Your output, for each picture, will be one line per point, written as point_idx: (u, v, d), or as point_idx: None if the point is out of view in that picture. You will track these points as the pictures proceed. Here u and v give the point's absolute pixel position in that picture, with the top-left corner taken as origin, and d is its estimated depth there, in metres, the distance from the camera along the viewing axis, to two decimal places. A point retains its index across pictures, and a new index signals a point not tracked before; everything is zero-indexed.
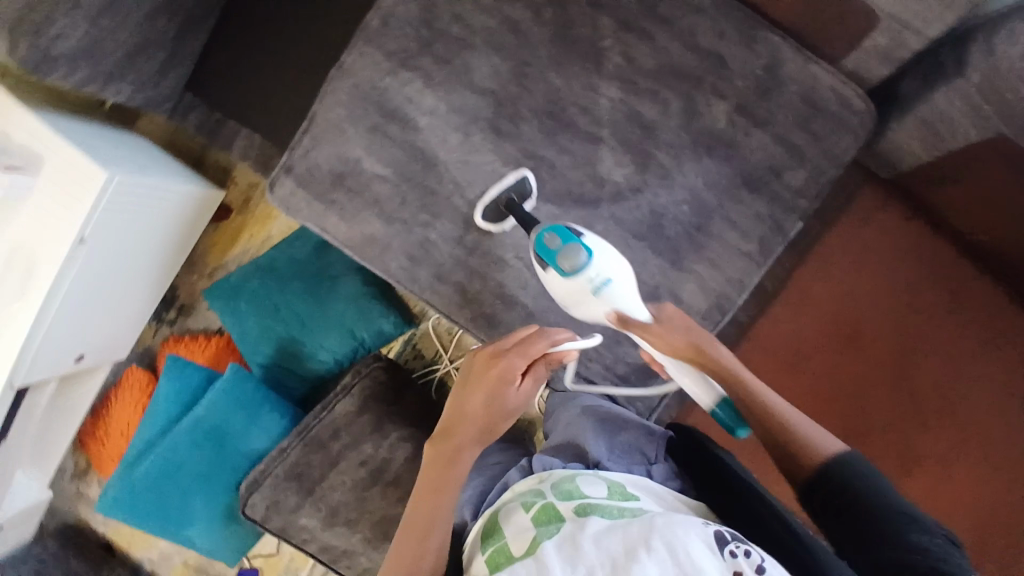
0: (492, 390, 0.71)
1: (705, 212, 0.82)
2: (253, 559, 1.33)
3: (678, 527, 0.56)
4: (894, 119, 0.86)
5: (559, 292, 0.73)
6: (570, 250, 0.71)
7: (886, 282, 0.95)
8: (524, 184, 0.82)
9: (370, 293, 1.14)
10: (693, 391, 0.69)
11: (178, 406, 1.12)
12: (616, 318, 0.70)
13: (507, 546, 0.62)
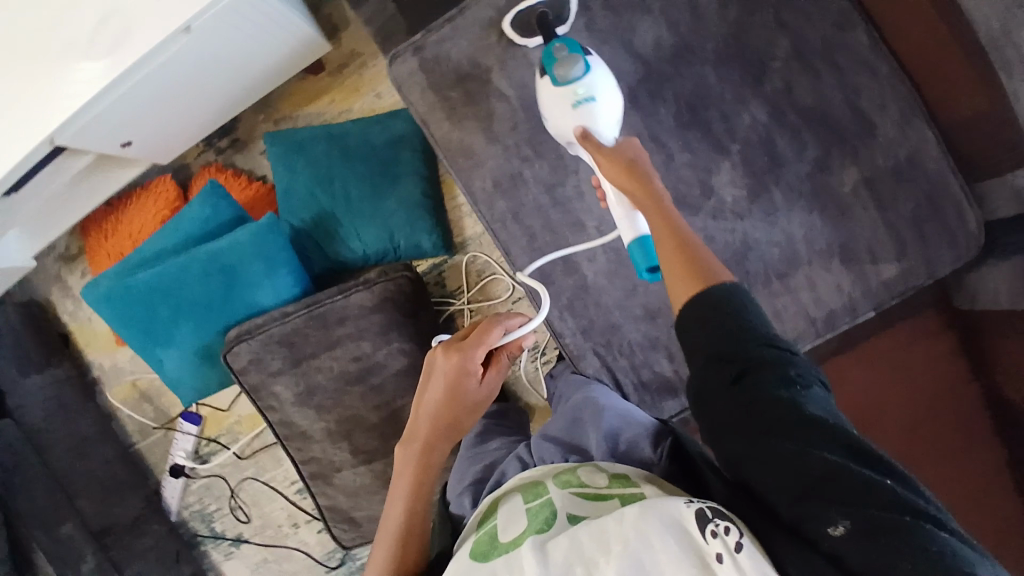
0: (452, 385, 0.74)
1: (791, 264, 0.81)
2: (200, 407, 1.32)
3: (649, 513, 0.53)
4: (992, 259, 0.86)
5: (543, 99, 0.73)
6: (570, 58, 0.70)
7: (901, 344, 0.93)
8: (563, 4, 0.78)
9: (425, 205, 1.12)
10: (619, 225, 0.71)
11: (198, 231, 1.04)
12: (580, 133, 0.70)
13: (496, 532, 0.61)
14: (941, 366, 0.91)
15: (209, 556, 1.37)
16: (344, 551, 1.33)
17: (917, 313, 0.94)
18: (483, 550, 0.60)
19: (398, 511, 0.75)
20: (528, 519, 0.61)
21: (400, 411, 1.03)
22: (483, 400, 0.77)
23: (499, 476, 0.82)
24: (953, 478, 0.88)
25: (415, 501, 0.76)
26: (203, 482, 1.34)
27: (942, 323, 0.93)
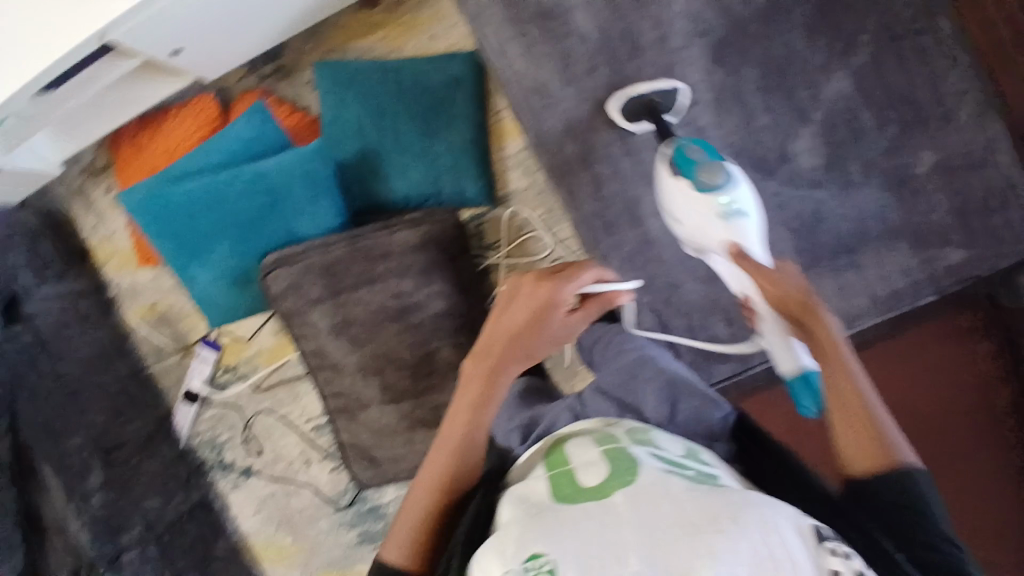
0: (538, 313, 0.73)
1: (860, 238, 0.80)
2: (219, 335, 1.30)
3: (773, 514, 0.50)
4: None
5: (678, 206, 0.71)
6: (711, 165, 0.69)
7: (936, 340, 0.92)
8: (673, 95, 0.75)
9: (474, 151, 1.07)
10: (775, 352, 0.70)
11: (242, 150, 1.00)
12: (733, 248, 0.68)
13: (575, 475, 0.59)
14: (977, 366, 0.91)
15: (216, 485, 1.35)
16: (354, 493, 1.33)
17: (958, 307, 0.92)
18: (564, 493, 0.58)
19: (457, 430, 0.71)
20: (613, 468, 0.59)
21: (435, 353, 1.02)
22: (559, 336, 0.76)
23: (549, 425, 0.79)
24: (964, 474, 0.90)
25: (481, 413, 0.72)
26: (217, 411, 1.33)
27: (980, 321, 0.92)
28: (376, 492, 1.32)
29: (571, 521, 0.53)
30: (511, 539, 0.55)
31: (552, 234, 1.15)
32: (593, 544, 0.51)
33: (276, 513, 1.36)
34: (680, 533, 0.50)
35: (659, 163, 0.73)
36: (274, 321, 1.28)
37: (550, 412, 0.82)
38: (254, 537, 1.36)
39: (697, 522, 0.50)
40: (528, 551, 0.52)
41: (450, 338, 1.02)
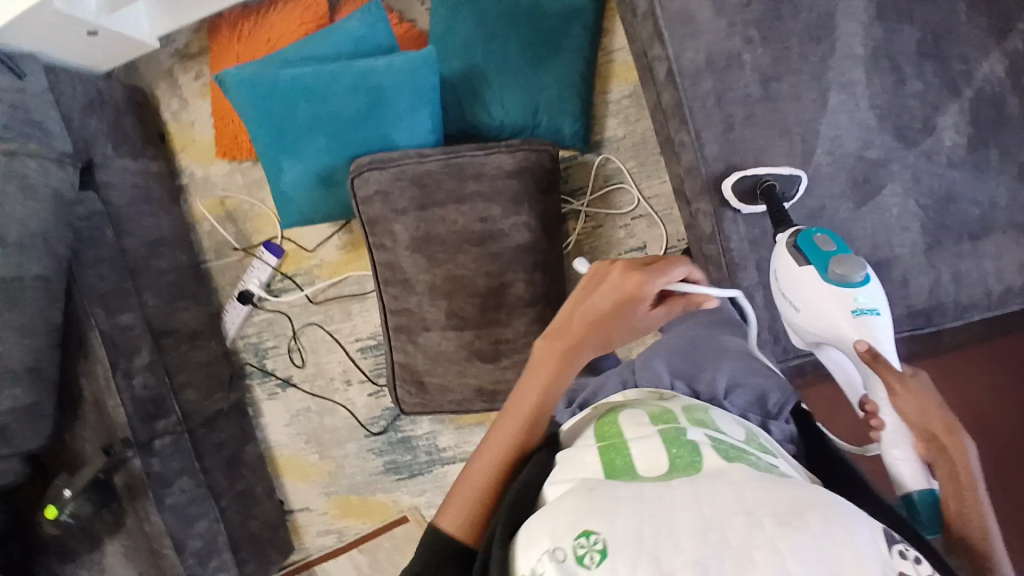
0: (623, 304, 0.65)
1: (988, 226, 0.76)
2: (284, 242, 1.29)
3: (843, 508, 0.42)
4: None
5: (804, 294, 0.69)
6: (851, 260, 0.67)
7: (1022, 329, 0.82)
8: (792, 182, 0.75)
9: (580, 89, 1.04)
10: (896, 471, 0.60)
11: (351, 48, 0.99)
12: (866, 349, 0.63)
13: (630, 455, 0.51)
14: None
15: (252, 391, 1.36)
16: (389, 421, 1.30)
17: None
18: (614, 468, 0.51)
19: (520, 415, 0.62)
20: (670, 451, 0.50)
21: (508, 286, 0.99)
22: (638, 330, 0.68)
23: (596, 389, 0.75)
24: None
25: (553, 390, 0.63)
26: (267, 316, 1.33)
27: None
28: (409, 425, 1.29)
29: (617, 493, 0.45)
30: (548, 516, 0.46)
31: (639, 189, 1.11)
32: (643, 521, 0.42)
33: (307, 429, 1.34)
34: (747, 519, 0.41)
35: (780, 251, 0.72)
36: (341, 235, 1.26)
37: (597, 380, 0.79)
38: (281, 449, 1.35)
39: (764, 510, 0.42)
40: (572, 528, 0.44)
41: (527, 273, 0.99)
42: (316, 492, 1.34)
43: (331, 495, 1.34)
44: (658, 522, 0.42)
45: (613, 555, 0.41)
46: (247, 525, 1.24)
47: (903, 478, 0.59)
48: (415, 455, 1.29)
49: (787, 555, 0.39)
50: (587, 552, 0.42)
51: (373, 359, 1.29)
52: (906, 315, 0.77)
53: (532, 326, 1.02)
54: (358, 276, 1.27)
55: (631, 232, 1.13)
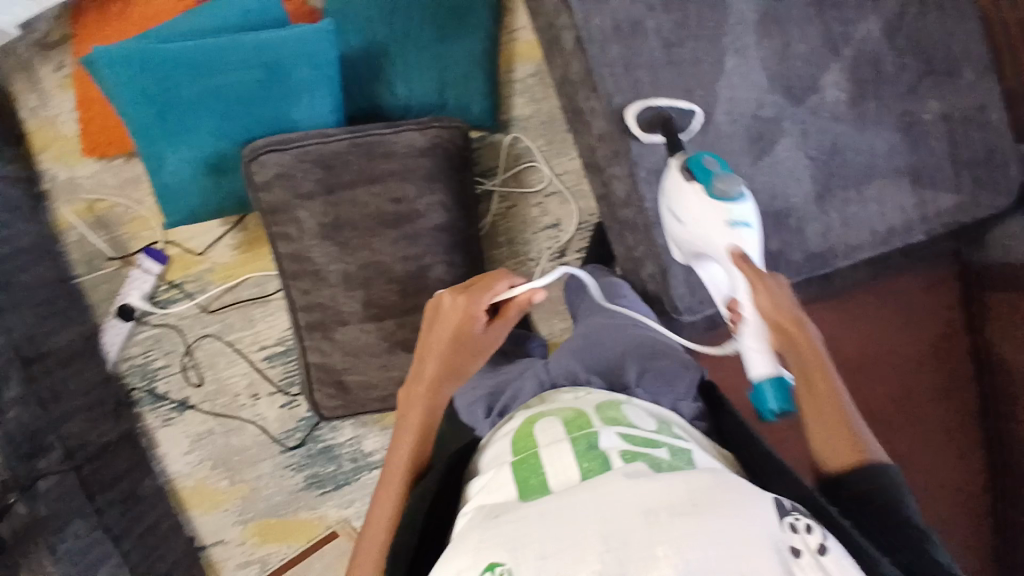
0: (457, 330, 0.73)
1: (869, 174, 0.84)
2: (168, 246, 1.16)
3: (736, 494, 0.49)
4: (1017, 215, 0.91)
5: (691, 210, 0.72)
6: (730, 177, 0.70)
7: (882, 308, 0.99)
8: (688, 115, 0.79)
9: (486, 67, 1.03)
10: (749, 359, 0.66)
11: (238, 22, 0.91)
12: (736, 254, 0.68)
13: (541, 469, 0.55)
14: (937, 317, 0.99)
15: (142, 420, 1.17)
16: (306, 432, 1.20)
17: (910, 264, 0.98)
18: (529, 488, 0.54)
19: (402, 454, 0.74)
20: (582, 464, 0.54)
21: (428, 269, 0.95)
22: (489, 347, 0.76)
23: (516, 392, 0.78)
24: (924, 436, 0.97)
25: (427, 427, 0.75)
26: (153, 332, 1.16)
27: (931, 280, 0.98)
28: (329, 433, 1.21)
29: (527, 513, 0.50)
30: (462, 548, 0.50)
31: (550, 166, 1.13)
32: (552, 538, 0.47)
33: (213, 453, 1.19)
34: (645, 515, 0.47)
35: (674, 170, 0.75)
36: (234, 233, 1.16)
37: (517, 381, 0.81)
38: (183, 482, 1.19)
39: (662, 506, 0.47)
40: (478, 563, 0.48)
41: (446, 254, 0.96)
42: (230, 522, 1.20)
43: (248, 522, 1.20)
44: (566, 533, 0.47)
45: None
46: (154, 568, 1.13)
47: (756, 368, 0.65)
48: (340, 465, 1.21)
49: (681, 546, 0.45)
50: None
51: (283, 366, 1.18)
52: (803, 260, 0.85)
53: None
54: (258, 277, 1.17)
55: (545, 210, 1.14)
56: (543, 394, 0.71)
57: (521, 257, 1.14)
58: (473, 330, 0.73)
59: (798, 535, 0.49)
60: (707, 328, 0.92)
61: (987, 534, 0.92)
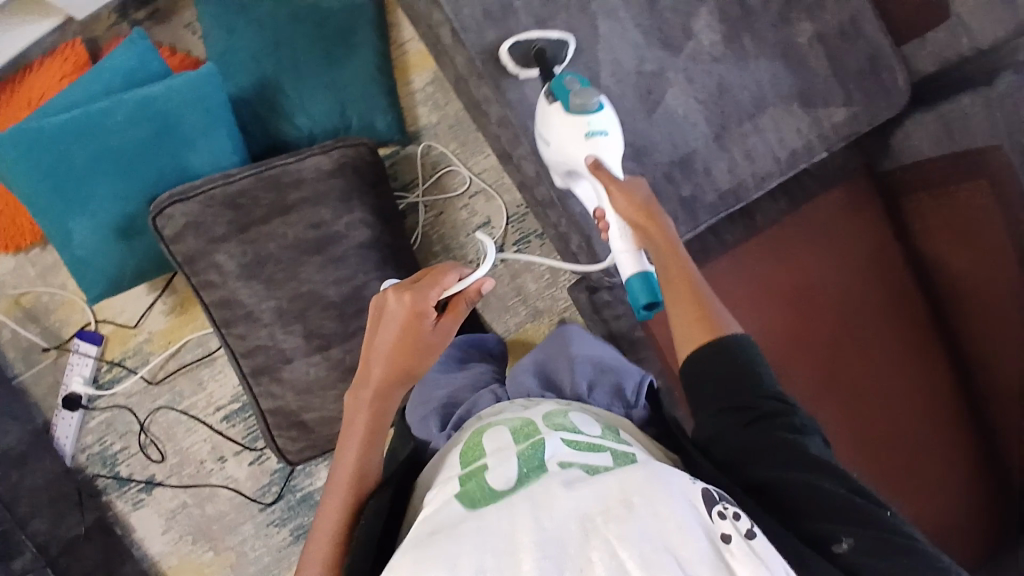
0: (406, 326, 0.75)
1: (760, 105, 0.85)
2: (100, 325, 1.12)
3: (666, 484, 0.53)
4: (914, 116, 0.94)
5: (553, 128, 0.77)
6: (585, 92, 0.76)
7: (833, 248, 1.00)
8: (563, 46, 0.80)
9: (382, 82, 1.03)
10: (620, 261, 0.74)
11: (120, 82, 0.93)
12: (592, 162, 0.75)
13: (487, 475, 0.58)
14: (872, 234, 1.00)
15: (112, 507, 1.13)
16: (282, 484, 1.15)
17: (829, 188, 1.00)
18: (470, 495, 0.56)
19: (348, 468, 0.72)
20: (522, 468, 0.57)
21: (363, 288, 0.94)
22: (438, 347, 0.76)
23: (471, 406, 0.82)
24: (875, 377, 1.00)
25: (373, 440, 0.73)
26: (105, 416, 1.13)
27: (876, 219, 1.00)
28: (306, 479, 1.16)
29: (470, 523, 0.52)
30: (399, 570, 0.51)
31: (468, 167, 1.13)
32: (490, 554, 0.48)
33: (190, 527, 1.15)
34: (581, 523, 0.50)
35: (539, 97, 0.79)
36: (164, 298, 1.11)
37: (472, 396, 0.86)
38: (167, 561, 1.14)
39: (597, 510, 0.51)
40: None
41: (378, 270, 0.95)
42: None
43: None
44: (504, 547, 0.49)
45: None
46: None
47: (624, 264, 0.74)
48: None
49: (619, 546, 0.48)
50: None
51: (243, 423, 1.14)
52: (716, 200, 0.87)
53: None
54: (198, 337, 1.12)
55: (473, 210, 1.14)
56: (496, 406, 0.75)
57: (461, 260, 1.15)
58: (423, 324, 0.75)
59: (727, 521, 0.53)
60: None
61: (967, 424, 1.00)
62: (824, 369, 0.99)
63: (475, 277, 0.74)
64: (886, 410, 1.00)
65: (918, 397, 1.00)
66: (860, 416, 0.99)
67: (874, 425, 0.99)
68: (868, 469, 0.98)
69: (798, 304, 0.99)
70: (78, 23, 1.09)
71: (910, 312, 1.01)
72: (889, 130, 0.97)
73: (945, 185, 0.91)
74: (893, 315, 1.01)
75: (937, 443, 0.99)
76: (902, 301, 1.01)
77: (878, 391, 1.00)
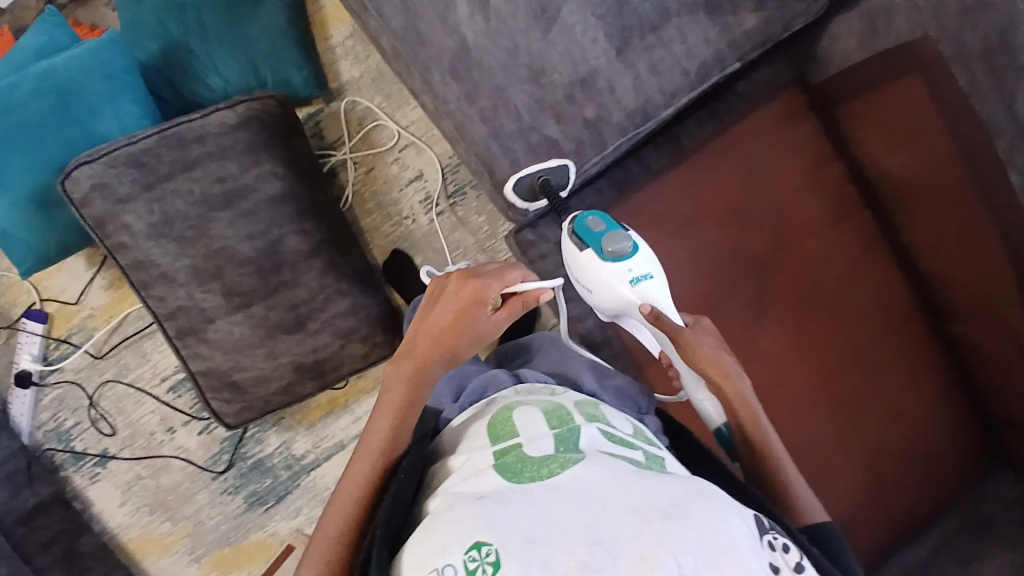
0: (463, 314, 0.69)
1: (663, 16, 0.80)
2: (45, 304, 1.14)
3: (723, 503, 0.51)
4: (838, 18, 0.89)
5: (593, 276, 0.78)
6: (619, 238, 0.76)
7: (770, 167, 0.94)
8: (562, 170, 0.82)
9: (294, 37, 1.01)
10: (701, 405, 0.79)
11: (31, 58, 0.93)
12: (649, 311, 0.75)
13: (522, 449, 0.58)
14: (806, 150, 0.95)
15: (71, 482, 1.15)
16: (232, 451, 1.16)
17: (758, 111, 0.94)
18: (508, 464, 0.56)
19: (376, 441, 0.68)
20: (558, 447, 0.58)
21: (279, 242, 0.94)
22: (485, 338, 0.71)
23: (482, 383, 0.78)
24: (822, 302, 0.95)
25: (405, 417, 0.69)
26: (57, 393, 1.14)
27: (814, 138, 0.95)
28: (255, 446, 1.16)
29: (518, 498, 0.50)
30: (445, 525, 0.51)
31: (395, 120, 1.11)
32: (542, 524, 0.47)
33: (146, 499, 1.16)
34: (633, 514, 0.47)
35: (568, 237, 0.81)
36: (102, 273, 1.13)
37: (482, 372, 0.82)
38: (128, 534, 1.16)
39: (649, 506, 0.48)
40: (465, 541, 0.48)
41: (294, 223, 0.95)
42: (183, 564, 1.16)
43: (202, 559, 1.16)
44: (553, 522, 0.47)
45: (505, 563, 0.45)
46: None
47: (710, 416, 0.79)
48: (276, 475, 1.16)
49: (669, 548, 0.45)
50: (479, 564, 0.46)
51: (189, 393, 1.14)
52: (623, 121, 0.82)
53: (325, 278, 0.98)
54: (137, 310, 1.13)
55: (404, 164, 1.12)
56: (518, 387, 0.74)
57: (396, 217, 1.13)
58: (481, 318, 0.69)
59: (778, 554, 0.52)
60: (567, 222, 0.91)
61: (933, 347, 0.96)
62: (768, 294, 0.94)
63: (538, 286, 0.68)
64: (838, 337, 0.95)
65: (873, 318, 0.95)
66: (809, 344, 0.95)
67: (825, 352, 0.95)
68: (817, 392, 0.94)
69: (734, 228, 0.94)
70: (8, 14, 1.09)
71: (858, 230, 0.96)
72: (816, 38, 0.92)
73: (898, 115, 0.85)
74: (839, 234, 0.95)
75: (898, 372, 0.94)
76: (847, 219, 0.95)
77: (830, 318, 0.95)
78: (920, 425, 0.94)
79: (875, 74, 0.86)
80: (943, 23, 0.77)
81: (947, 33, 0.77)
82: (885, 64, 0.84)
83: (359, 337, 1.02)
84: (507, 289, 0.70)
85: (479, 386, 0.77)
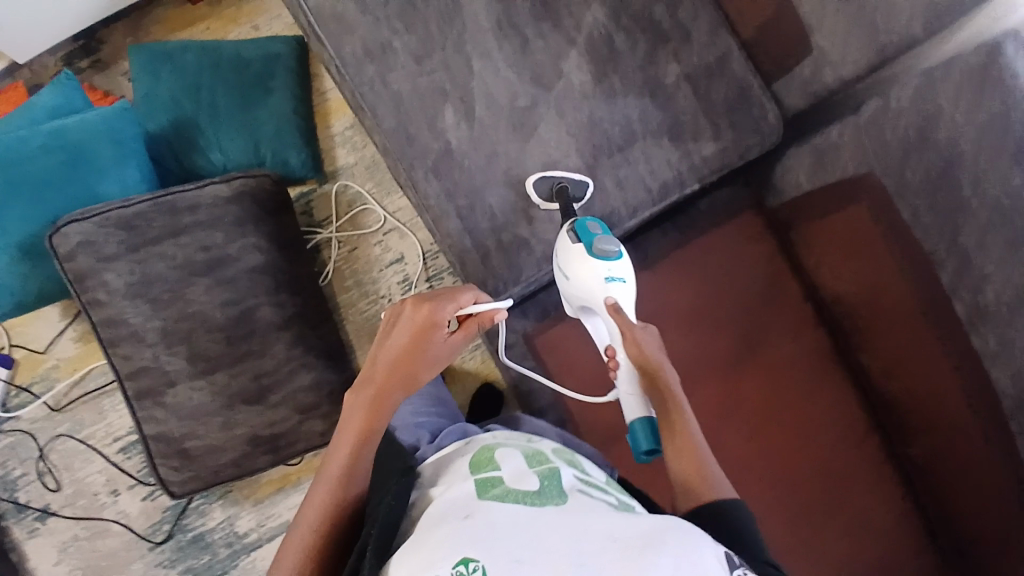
0: (418, 337, 0.70)
1: (629, 138, 0.88)
2: (13, 349, 1.14)
3: (697, 539, 0.50)
4: (794, 150, 0.97)
5: (574, 267, 0.79)
6: (608, 241, 0.78)
7: (733, 281, 0.99)
8: (581, 188, 0.87)
9: (297, 123, 1.09)
10: (626, 402, 0.78)
11: (43, 116, 1.01)
12: (611, 305, 0.77)
13: (506, 480, 0.57)
14: (766, 268, 1.00)
15: (8, 536, 1.11)
16: (173, 522, 1.12)
17: (720, 226, 1.01)
18: (496, 492, 0.55)
19: (333, 473, 0.66)
20: (544, 482, 0.58)
21: (253, 311, 0.97)
22: (439, 362, 0.72)
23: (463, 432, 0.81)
24: (782, 407, 0.97)
25: (363, 446, 0.67)
26: (8, 441, 1.12)
27: (772, 255, 1.00)
28: (198, 519, 1.12)
29: (504, 518, 0.50)
30: (430, 541, 0.49)
31: (383, 206, 1.17)
32: (528, 546, 0.46)
33: (79, 563, 1.11)
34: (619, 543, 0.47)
35: (563, 229, 0.82)
36: (74, 326, 1.14)
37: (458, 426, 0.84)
38: None
39: (630, 537, 0.48)
40: (453, 556, 0.47)
41: (269, 295, 0.98)
42: None
43: None
44: (539, 546, 0.46)
45: None
46: None
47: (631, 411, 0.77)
48: (215, 552, 1.11)
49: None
50: None
51: (139, 456, 1.12)
52: None
53: (293, 350, 0.99)
54: (102, 366, 1.14)
55: (386, 246, 1.17)
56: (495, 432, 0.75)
57: (373, 295, 1.16)
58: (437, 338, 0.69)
59: None
60: (535, 313, 0.94)
61: (891, 469, 0.96)
62: (727, 398, 0.96)
63: (493, 305, 0.71)
64: (798, 443, 0.96)
65: (832, 434, 0.96)
66: (768, 448, 0.95)
67: (784, 457, 0.95)
68: (777, 505, 0.94)
69: (694, 332, 0.97)
70: (27, 69, 1.19)
71: (815, 343, 0.99)
72: (773, 169, 1.01)
73: (852, 247, 0.90)
74: (798, 345, 0.99)
75: (857, 489, 0.94)
76: (806, 332, 0.99)
77: (791, 423, 0.96)
78: (882, 545, 0.92)
79: (825, 202, 0.93)
80: (887, 161, 0.84)
81: (889, 170, 0.84)
82: (837, 192, 0.91)
83: (319, 412, 1.02)
84: (460, 310, 0.71)
85: (458, 433, 0.80)
